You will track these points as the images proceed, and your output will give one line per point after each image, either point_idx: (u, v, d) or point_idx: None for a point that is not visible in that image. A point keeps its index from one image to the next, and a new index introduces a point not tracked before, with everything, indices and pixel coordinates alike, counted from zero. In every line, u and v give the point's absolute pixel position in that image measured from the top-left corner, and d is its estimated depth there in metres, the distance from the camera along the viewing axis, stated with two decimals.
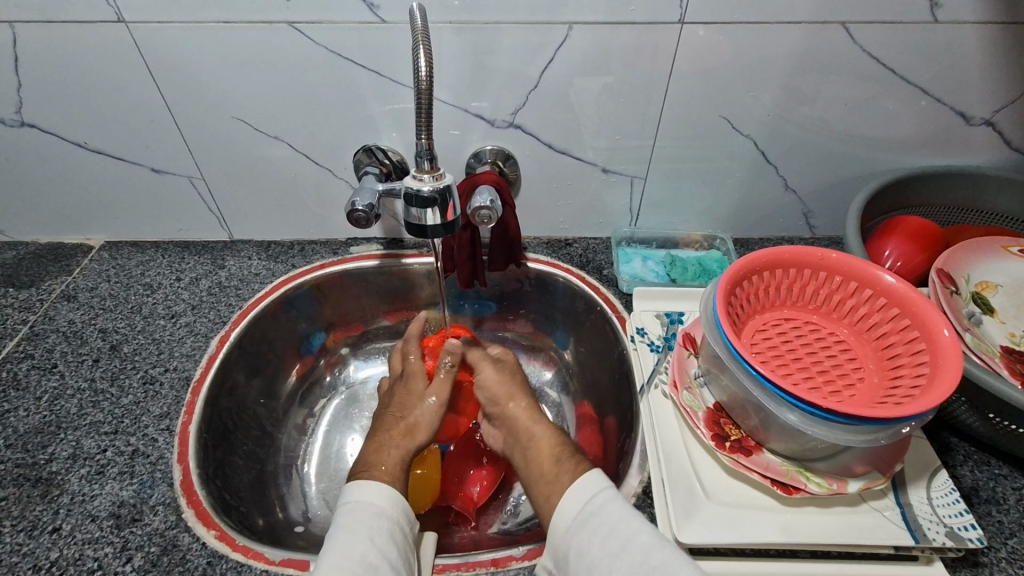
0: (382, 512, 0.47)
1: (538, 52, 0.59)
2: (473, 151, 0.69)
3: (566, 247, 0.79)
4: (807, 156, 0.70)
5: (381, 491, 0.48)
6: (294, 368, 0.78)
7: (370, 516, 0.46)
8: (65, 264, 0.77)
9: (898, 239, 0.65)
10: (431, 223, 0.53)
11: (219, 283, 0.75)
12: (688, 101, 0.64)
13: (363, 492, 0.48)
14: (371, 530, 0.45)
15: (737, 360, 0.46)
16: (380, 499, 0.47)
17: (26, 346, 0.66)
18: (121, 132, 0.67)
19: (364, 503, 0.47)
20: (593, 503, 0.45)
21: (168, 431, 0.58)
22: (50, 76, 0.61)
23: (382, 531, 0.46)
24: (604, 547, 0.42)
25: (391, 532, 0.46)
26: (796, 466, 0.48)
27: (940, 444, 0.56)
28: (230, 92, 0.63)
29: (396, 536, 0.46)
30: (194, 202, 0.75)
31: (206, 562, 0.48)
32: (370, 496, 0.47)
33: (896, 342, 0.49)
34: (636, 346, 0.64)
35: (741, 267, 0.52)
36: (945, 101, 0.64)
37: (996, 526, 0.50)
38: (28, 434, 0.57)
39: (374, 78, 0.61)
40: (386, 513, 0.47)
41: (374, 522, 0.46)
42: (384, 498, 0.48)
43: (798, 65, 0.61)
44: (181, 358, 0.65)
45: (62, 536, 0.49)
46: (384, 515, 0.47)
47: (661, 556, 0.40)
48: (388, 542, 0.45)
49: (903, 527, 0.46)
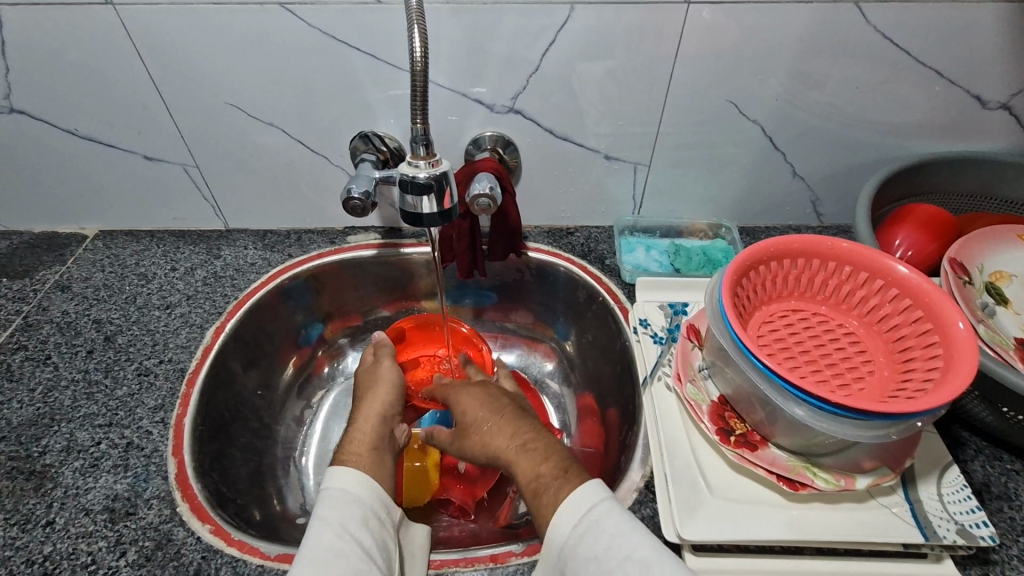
0: (354, 499, 0.45)
1: (538, 35, 0.57)
2: (472, 137, 0.67)
3: (568, 236, 0.78)
4: (816, 143, 0.68)
5: (353, 475, 0.47)
6: (292, 359, 0.77)
7: (341, 503, 0.45)
8: (60, 253, 0.76)
9: (909, 228, 0.63)
10: (427, 211, 0.51)
11: (214, 273, 0.74)
12: (694, 85, 0.62)
13: (335, 479, 0.46)
14: (341, 519, 0.44)
15: (743, 353, 0.45)
16: (351, 485, 0.46)
17: (20, 336, 0.65)
18: (111, 117, 0.65)
19: (335, 490, 0.46)
20: (589, 516, 0.43)
21: (163, 423, 0.57)
22: (38, 61, 0.60)
23: (354, 519, 0.44)
24: (598, 567, 0.40)
25: (365, 518, 0.45)
26: (802, 461, 0.47)
27: (950, 438, 0.55)
28: (221, 77, 0.61)
29: (371, 522, 0.45)
30: (188, 190, 0.74)
31: (200, 557, 0.48)
32: (341, 483, 0.46)
33: (909, 335, 0.48)
34: (639, 338, 0.63)
35: (748, 257, 0.50)
36: (961, 85, 0.62)
37: (1007, 523, 0.48)
38: (22, 426, 0.56)
39: (370, 62, 0.59)
40: (358, 500, 0.45)
41: (344, 510, 0.44)
42: (357, 484, 0.46)
43: (808, 47, 0.59)
44: (177, 349, 0.64)
45: (55, 529, 0.49)
46: (356, 501, 0.45)
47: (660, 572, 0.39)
48: (361, 529, 0.44)
49: (912, 524, 0.45)
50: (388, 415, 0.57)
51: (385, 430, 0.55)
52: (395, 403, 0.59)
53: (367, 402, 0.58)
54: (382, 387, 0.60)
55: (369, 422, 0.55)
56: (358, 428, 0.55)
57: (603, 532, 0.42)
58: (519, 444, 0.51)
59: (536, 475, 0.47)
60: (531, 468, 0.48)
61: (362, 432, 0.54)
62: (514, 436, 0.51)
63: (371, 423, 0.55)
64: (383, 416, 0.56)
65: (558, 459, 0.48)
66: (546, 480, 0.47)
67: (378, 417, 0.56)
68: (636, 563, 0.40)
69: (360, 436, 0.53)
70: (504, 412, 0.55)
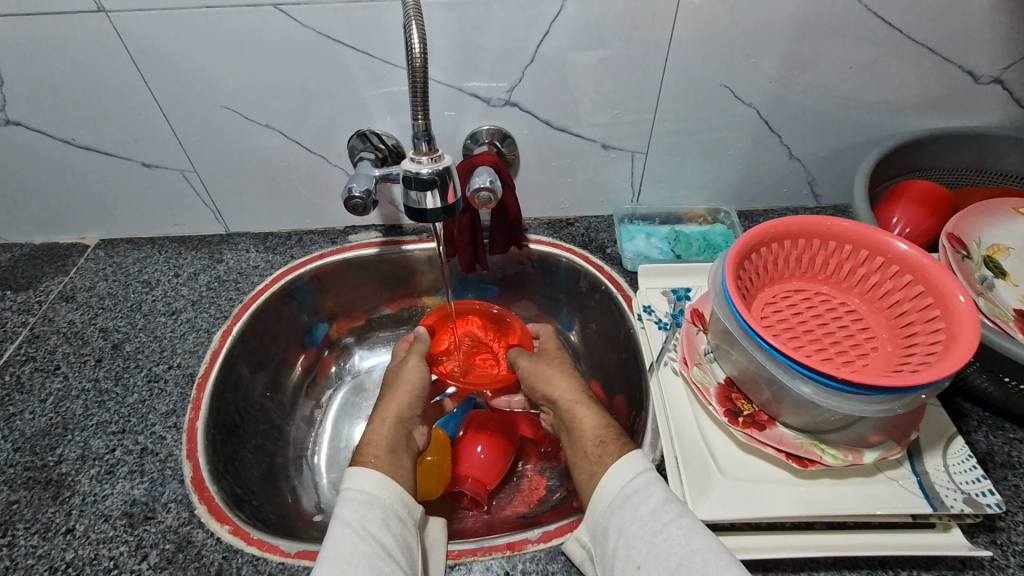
0: (374, 501, 0.46)
1: (532, 27, 0.58)
2: (469, 132, 0.67)
3: (567, 227, 0.78)
4: (810, 124, 0.68)
5: (372, 476, 0.47)
6: (299, 360, 0.77)
7: (361, 506, 0.45)
8: (62, 264, 0.76)
9: (906, 205, 0.63)
10: (431, 206, 0.51)
11: (218, 277, 0.74)
12: (688, 71, 0.62)
13: (354, 480, 0.47)
14: (362, 521, 0.44)
15: (748, 333, 0.46)
16: (371, 486, 0.46)
17: (27, 348, 0.65)
18: (107, 126, 0.65)
19: (355, 492, 0.46)
20: (638, 481, 0.45)
21: (175, 428, 0.58)
22: (32, 72, 0.59)
23: (374, 520, 0.45)
24: (643, 525, 0.42)
25: (385, 520, 0.45)
26: (810, 439, 0.48)
27: (954, 410, 0.55)
28: (216, 80, 0.61)
29: (391, 523, 0.45)
30: (187, 196, 0.74)
31: (221, 557, 0.48)
32: (362, 484, 0.46)
33: (910, 310, 0.49)
34: (643, 325, 0.63)
35: (749, 240, 0.51)
36: (953, 60, 0.62)
37: (1012, 490, 0.49)
38: (36, 436, 0.57)
39: (364, 60, 0.60)
40: (378, 501, 0.46)
41: (365, 512, 0.45)
42: (377, 485, 0.47)
43: (800, 29, 0.59)
44: (185, 354, 0.65)
45: (76, 537, 0.49)
46: (377, 503, 0.46)
47: (702, 540, 0.40)
48: (381, 530, 0.44)
49: (919, 495, 0.46)
50: (405, 417, 0.58)
51: (401, 432, 0.55)
52: (414, 404, 0.59)
53: (386, 402, 0.59)
54: (401, 386, 0.60)
55: (388, 423, 0.56)
56: (376, 429, 0.55)
57: (650, 497, 0.43)
58: (579, 405, 0.55)
59: (603, 428, 0.51)
60: (597, 422, 0.52)
61: (380, 433, 0.54)
62: (580, 391, 0.56)
63: (389, 423, 0.56)
64: (401, 417, 0.57)
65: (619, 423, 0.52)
66: (612, 433, 0.51)
67: (397, 418, 0.57)
68: (681, 527, 0.41)
69: (378, 438, 0.54)
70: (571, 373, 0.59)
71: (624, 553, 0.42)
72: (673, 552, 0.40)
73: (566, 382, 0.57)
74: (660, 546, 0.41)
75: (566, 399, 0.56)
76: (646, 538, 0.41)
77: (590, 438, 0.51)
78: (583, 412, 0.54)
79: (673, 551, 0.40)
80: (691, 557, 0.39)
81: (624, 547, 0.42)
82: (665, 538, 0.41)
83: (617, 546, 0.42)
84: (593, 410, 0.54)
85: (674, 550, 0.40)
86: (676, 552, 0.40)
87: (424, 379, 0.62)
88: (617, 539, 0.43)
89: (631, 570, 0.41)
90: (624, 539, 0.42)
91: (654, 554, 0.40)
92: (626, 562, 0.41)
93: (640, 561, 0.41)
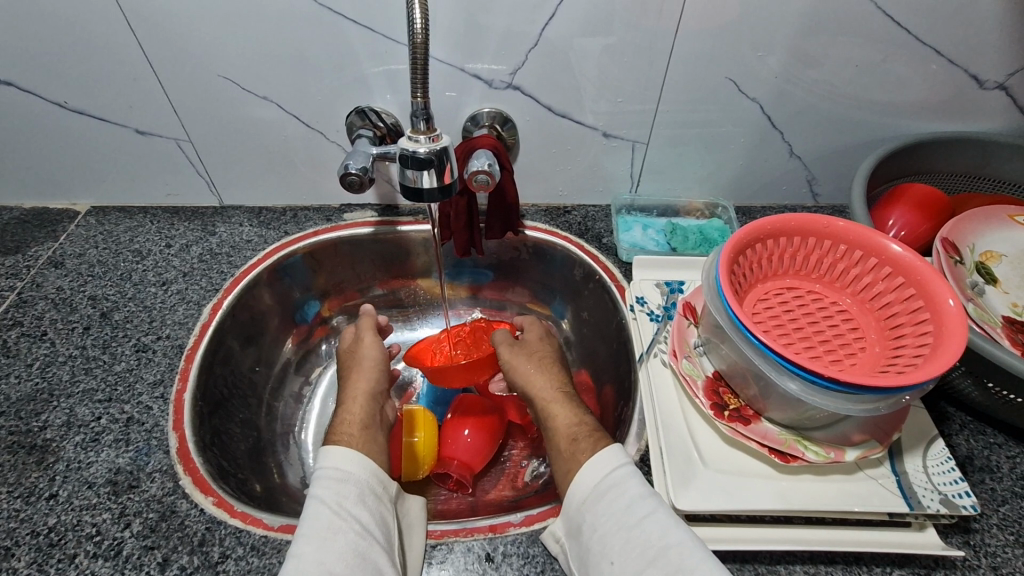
0: (349, 477, 0.46)
1: (537, 10, 0.57)
2: (471, 113, 0.66)
3: (565, 215, 0.78)
4: (813, 123, 0.68)
5: (344, 453, 0.47)
6: (290, 337, 0.77)
7: (335, 482, 0.45)
8: (52, 230, 0.75)
9: (903, 207, 0.64)
10: (427, 185, 0.51)
11: (210, 249, 0.73)
12: (694, 62, 0.61)
13: (328, 457, 0.47)
14: (337, 496, 0.44)
15: (739, 329, 0.46)
16: (345, 463, 0.47)
17: (15, 312, 0.65)
18: (100, 91, 0.64)
19: (329, 469, 0.46)
20: (612, 478, 0.45)
21: (162, 399, 0.57)
22: (26, 31, 0.58)
23: (350, 496, 0.45)
24: (618, 522, 0.42)
25: (361, 496, 0.45)
26: (793, 435, 0.48)
27: (936, 413, 0.56)
28: (214, 49, 0.60)
29: (367, 499, 0.46)
30: (182, 166, 0.73)
31: (205, 528, 0.48)
32: (335, 461, 0.46)
33: (900, 312, 0.49)
34: (636, 316, 0.64)
35: (745, 235, 0.51)
36: (958, 64, 0.62)
37: (989, 493, 0.50)
38: (21, 401, 0.56)
39: (366, 34, 0.59)
40: (353, 477, 0.46)
41: (340, 488, 0.45)
42: (350, 461, 0.47)
43: (808, 25, 0.59)
44: (174, 326, 0.64)
45: (59, 502, 0.49)
46: (351, 479, 0.46)
47: (676, 534, 0.40)
48: (358, 506, 0.45)
49: (898, 494, 0.47)
50: (376, 393, 0.58)
51: (374, 407, 0.56)
52: (380, 379, 0.60)
53: (353, 382, 0.58)
54: (364, 364, 0.60)
55: (359, 400, 0.56)
56: (348, 408, 0.55)
57: (624, 493, 0.44)
58: (554, 403, 0.55)
59: (576, 426, 0.51)
60: (571, 419, 0.52)
61: (352, 411, 0.55)
62: (555, 388, 0.57)
63: (361, 400, 0.56)
64: (371, 393, 0.57)
65: (594, 420, 0.52)
66: (585, 429, 0.51)
67: (366, 394, 0.57)
68: (656, 523, 0.41)
69: (351, 416, 0.54)
70: (549, 368, 0.59)
71: (599, 547, 0.42)
72: (648, 547, 0.40)
73: (544, 379, 0.58)
74: (634, 540, 0.41)
75: (543, 398, 0.56)
76: (620, 533, 0.42)
77: (564, 436, 0.51)
78: (559, 409, 0.54)
79: (648, 545, 0.40)
80: (666, 552, 0.39)
81: (599, 542, 0.42)
82: (640, 535, 0.41)
83: (593, 539, 0.43)
84: (568, 407, 0.54)
85: (651, 542, 0.40)
86: (650, 549, 0.40)
87: (380, 354, 0.62)
88: (592, 534, 0.43)
89: (606, 564, 0.41)
90: (599, 534, 0.42)
91: (628, 549, 0.41)
92: (600, 557, 0.42)
93: (613, 555, 0.41)
